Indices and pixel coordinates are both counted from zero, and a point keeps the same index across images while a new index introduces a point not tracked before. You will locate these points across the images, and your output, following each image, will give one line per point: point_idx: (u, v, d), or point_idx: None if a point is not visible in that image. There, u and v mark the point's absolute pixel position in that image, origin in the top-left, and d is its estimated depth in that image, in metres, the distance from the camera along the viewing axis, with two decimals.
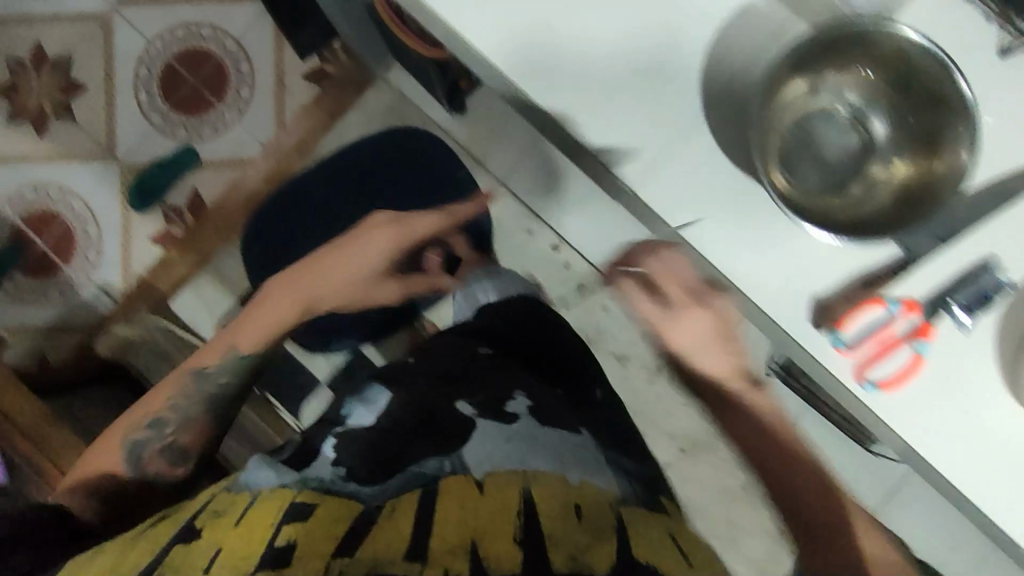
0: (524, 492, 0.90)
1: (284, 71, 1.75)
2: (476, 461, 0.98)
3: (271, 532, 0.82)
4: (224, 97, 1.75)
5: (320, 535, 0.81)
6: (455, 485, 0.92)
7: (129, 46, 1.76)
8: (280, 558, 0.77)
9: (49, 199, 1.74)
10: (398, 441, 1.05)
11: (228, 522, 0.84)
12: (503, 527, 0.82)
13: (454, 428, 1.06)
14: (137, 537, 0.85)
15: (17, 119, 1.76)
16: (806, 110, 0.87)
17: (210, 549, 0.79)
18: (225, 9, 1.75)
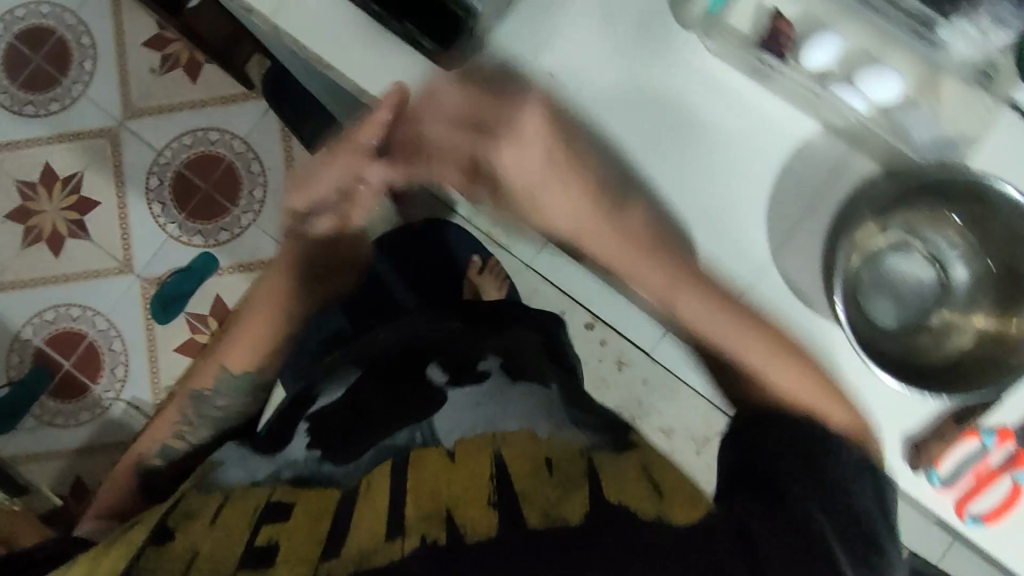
0: (504, 469, 0.73)
1: (295, 163, 1.75)
2: (447, 431, 0.86)
3: (250, 536, 0.71)
4: (238, 200, 1.75)
5: (306, 535, 0.69)
6: (424, 476, 0.75)
7: (138, 158, 1.76)
8: (267, 556, 0.67)
9: (71, 318, 1.73)
10: (370, 415, 0.93)
11: (210, 528, 0.75)
12: (484, 490, 0.69)
13: (418, 394, 0.94)
14: (103, 555, 0.73)
15: (32, 241, 1.76)
16: (881, 247, 0.83)
17: (192, 553, 0.70)
18: (232, 112, 1.76)
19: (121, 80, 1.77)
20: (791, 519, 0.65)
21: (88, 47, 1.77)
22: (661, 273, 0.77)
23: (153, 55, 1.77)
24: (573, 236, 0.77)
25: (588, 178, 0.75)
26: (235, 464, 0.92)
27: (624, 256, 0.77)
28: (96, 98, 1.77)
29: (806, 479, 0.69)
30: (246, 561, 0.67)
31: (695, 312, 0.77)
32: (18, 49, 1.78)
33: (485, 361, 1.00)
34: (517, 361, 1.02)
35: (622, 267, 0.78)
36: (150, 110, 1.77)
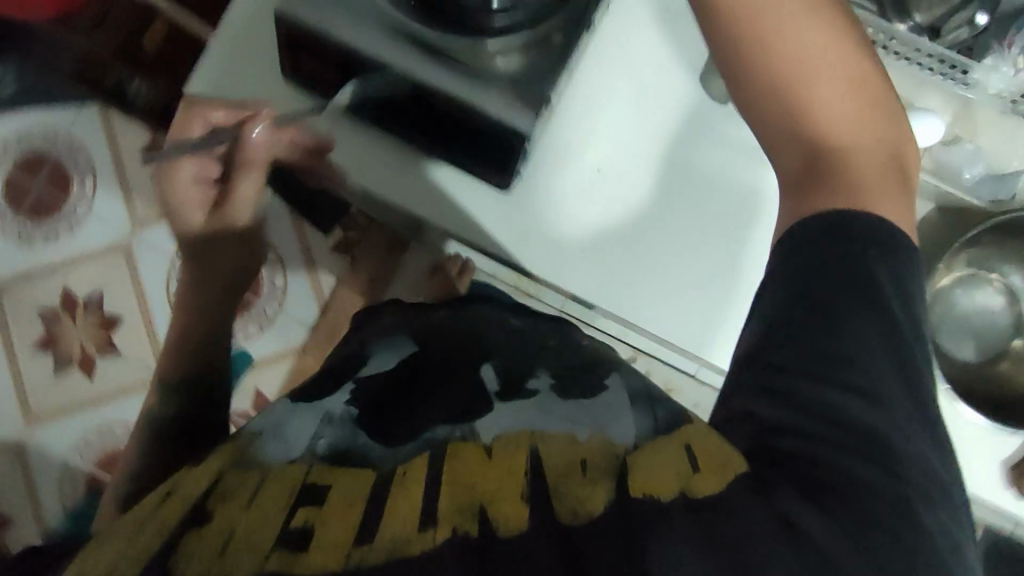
0: (532, 458, 0.58)
1: (311, 248, 1.74)
2: (491, 429, 0.67)
3: (289, 516, 0.56)
4: (260, 289, 1.73)
5: (339, 527, 0.54)
6: (452, 464, 0.59)
7: (155, 267, 1.75)
8: (304, 542, 0.53)
9: (114, 437, 1.73)
10: (416, 403, 0.76)
11: (241, 504, 0.58)
12: (509, 488, 0.54)
13: (461, 401, 0.74)
14: (122, 534, 0.57)
15: (63, 365, 1.76)
16: (964, 283, 1.01)
17: (225, 531, 0.55)
18: None
19: (123, 196, 1.76)
20: (820, 393, 0.53)
21: (83, 167, 1.76)
22: (855, 160, 0.62)
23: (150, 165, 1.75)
24: (822, 131, 0.63)
25: (865, 42, 0.66)
26: (269, 428, 0.74)
27: (835, 124, 0.63)
28: (100, 215, 1.76)
29: (845, 293, 0.56)
30: (286, 543, 0.53)
31: (898, 186, 0.62)
32: (15, 183, 1.77)
33: (535, 377, 0.77)
34: (569, 377, 0.76)
35: (839, 147, 0.62)
36: (154, 217, 1.75)
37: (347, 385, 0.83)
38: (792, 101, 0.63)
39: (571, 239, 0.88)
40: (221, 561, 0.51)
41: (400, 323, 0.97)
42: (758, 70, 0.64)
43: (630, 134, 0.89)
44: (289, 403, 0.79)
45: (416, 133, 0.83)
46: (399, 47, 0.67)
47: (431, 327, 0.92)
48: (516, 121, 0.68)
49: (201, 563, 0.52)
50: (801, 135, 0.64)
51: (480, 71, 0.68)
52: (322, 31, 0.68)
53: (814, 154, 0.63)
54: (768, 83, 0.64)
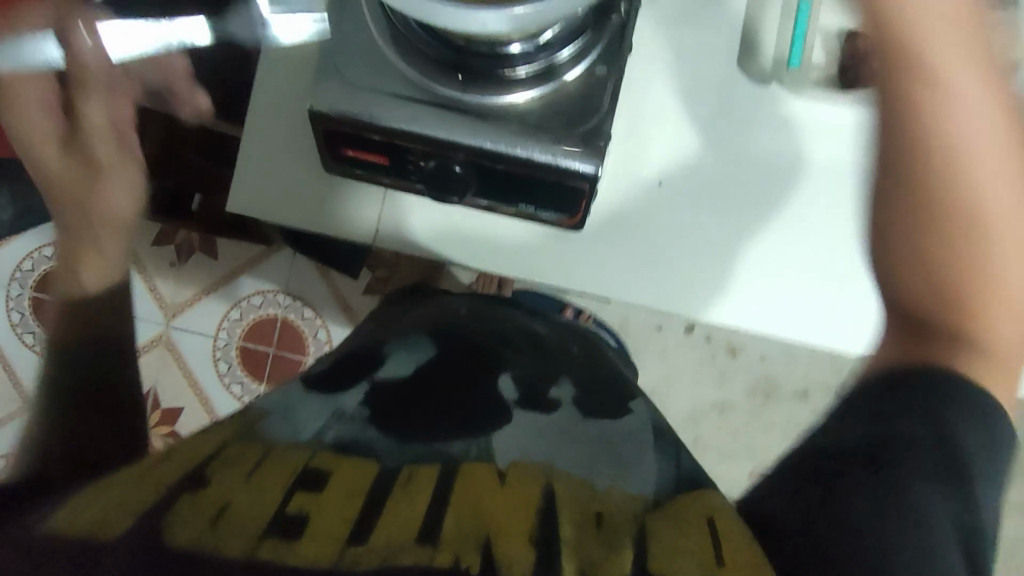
0: (549, 492, 0.49)
1: (343, 293, 1.48)
2: (509, 446, 0.57)
3: (283, 499, 0.47)
4: (308, 349, 1.47)
5: (331, 532, 0.44)
6: (467, 485, 0.49)
7: (192, 350, 1.46)
8: (296, 534, 0.44)
9: None
10: (429, 404, 0.66)
11: (240, 479, 0.49)
12: (523, 525, 0.44)
13: (485, 404, 0.65)
14: (106, 483, 0.48)
15: None
16: None
17: (215, 506, 0.45)
18: (261, 270, 1.48)
19: (150, 288, 1.47)
20: (854, 511, 0.45)
21: None
22: (982, 275, 0.49)
23: (167, 249, 1.48)
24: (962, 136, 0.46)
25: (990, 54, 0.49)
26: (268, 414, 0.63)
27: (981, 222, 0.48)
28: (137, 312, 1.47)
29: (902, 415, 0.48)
30: (275, 534, 0.43)
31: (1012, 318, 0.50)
32: None
33: (553, 388, 0.72)
34: (588, 394, 0.73)
35: (975, 258, 0.49)
36: (190, 301, 1.47)
37: (362, 385, 0.70)
38: (919, 176, 0.47)
39: (651, 261, 0.70)
40: (210, 534, 0.42)
41: (421, 321, 0.87)
42: (926, 115, 0.46)
43: (694, 121, 0.70)
44: (300, 394, 0.69)
45: (405, 176, 0.66)
46: (439, 115, 0.61)
47: (455, 325, 0.83)
48: (578, 167, 0.60)
49: (187, 530, 0.42)
50: (945, 214, 0.48)
51: (524, 124, 0.60)
52: (357, 118, 0.61)
53: (942, 239, 0.49)
54: (928, 140, 0.47)
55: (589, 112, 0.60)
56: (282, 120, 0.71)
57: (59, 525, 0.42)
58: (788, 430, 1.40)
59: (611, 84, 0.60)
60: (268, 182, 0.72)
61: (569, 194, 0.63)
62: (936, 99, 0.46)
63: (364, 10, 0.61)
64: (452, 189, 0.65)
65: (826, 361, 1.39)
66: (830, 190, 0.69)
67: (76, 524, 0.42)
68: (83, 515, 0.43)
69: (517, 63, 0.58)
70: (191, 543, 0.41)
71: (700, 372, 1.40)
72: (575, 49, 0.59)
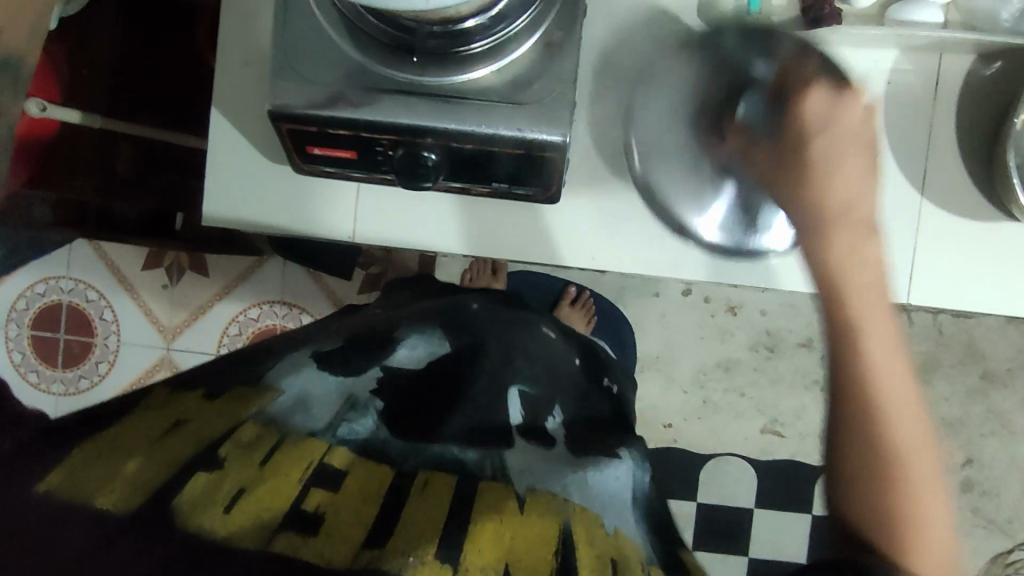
0: (565, 526, 0.66)
1: (338, 295, 1.46)
2: (520, 469, 0.74)
3: (298, 496, 0.63)
4: None
5: (358, 505, 0.65)
6: (493, 508, 0.66)
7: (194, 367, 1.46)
8: (314, 528, 0.60)
9: None
10: (447, 398, 0.84)
11: (257, 464, 0.65)
12: (540, 556, 0.62)
13: (482, 429, 0.79)
14: (151, 446, 0.63)
15: None
16: None
17: (233, 490, 0.61)
18: (254, 282, 1.46)
19: (145, 313, 1.46)
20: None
21: (100, 298, 1.46)
22: (896, 439, 0.54)
23: (158, 272, 1.47)
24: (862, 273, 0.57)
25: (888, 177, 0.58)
26: (300, 392, 0.76)
27: (885, 378, 0.54)
28: (136, 338, 1.46)
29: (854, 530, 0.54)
30: (289, 529, 0.59)
31: (927, 512, 0.55)
32: (39, 335, 1.46)
33: (551, 415, 0.86)
34: (577, 420, 0.88)
35: (892, 426, 0.54)
36: (186, 321, 1.46)
37: (376, 370, 0.83)
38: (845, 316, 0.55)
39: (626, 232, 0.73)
40: (227, 520, 0.58)
41: (433, 311, 0.96)
42: (842, 241, 0.55)
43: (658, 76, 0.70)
44: (327, 369, 0.80)
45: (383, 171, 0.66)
46: (401, 101, 0.59)
47: (469, 321, 0.94)
48: (547, 138, 0.59)
49: (208, 514, 0.58)
50: (859, 379, 0.54)
51: (488, 101, 0.59)
52: (317, 114, 0.59)
53: (849, 414, 0.55)
54: (851, 281, 0.54)
55: (548, 82, 0.59)
56: (246, 127, 0.71)
57: (106, 506, 0.56)
58: (793, 381, 1.39)
59: (566, 51, 0.60)
60: (242, 192, 0.72)
61: (541, 166, 0.63)
62: (841, 245, 0.55)
63: (312, 5, 0.60)
64: (424, 176, 0.62)
65: None
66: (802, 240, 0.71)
67: (120, 504, 0.56)
68: (127, 492, 0.58)
69: (473, 39, 0.57)
70: (207, 527, 0.56)
71: (703, 335, 1.39)
72: (529, 18, 0.59)
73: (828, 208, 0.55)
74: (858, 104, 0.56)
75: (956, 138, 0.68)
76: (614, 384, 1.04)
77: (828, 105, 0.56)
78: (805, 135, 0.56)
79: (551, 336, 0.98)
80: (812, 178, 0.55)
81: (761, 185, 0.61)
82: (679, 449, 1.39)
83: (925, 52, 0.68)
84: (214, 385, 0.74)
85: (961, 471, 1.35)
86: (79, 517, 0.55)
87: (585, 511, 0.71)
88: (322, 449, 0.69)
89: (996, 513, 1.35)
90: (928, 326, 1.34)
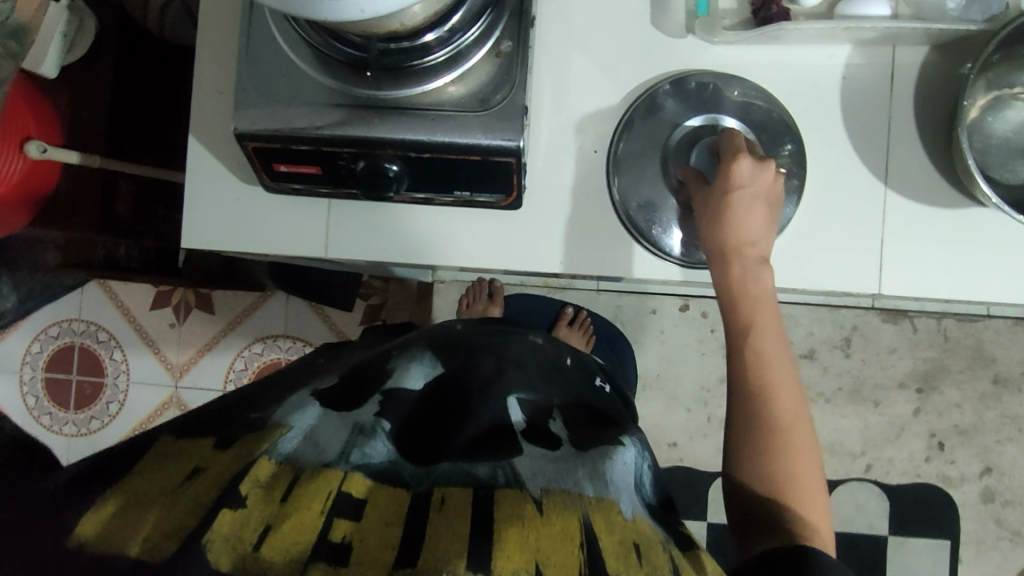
0: (584, 519, 0.48)
1: (340, 326, 1.41)
2: (535, 473, 0.52)
3: (322, 527, 0.46)
4: None
5: (386, 529, 0.47)
6: (510, 506, 0.48)
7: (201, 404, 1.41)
8: (343, 558, 0.44)
9: None
10: (439, 409, 0.62)
11: (277, 497, 0.49)
12: (567, 551, 0.45)
13: (487, 438, 0.57)
14: (175, 494, 0.48)
15: None
16: None
17: (260, 528, 0.46)
18: (258, 317, 1.43)
19: (156, 353, 1.43)
20: None
21: (111, 339, 1.43)
22: (780, 414, 0.58)
23: (165, 311, 1.44)
24: (754, 288, 0.62)
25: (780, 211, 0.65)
26: (304, 431, 0.56)
27: (768, 363, 0.60)
28: (145, 379, 1.42)
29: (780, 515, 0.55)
30: (321, 560, 0.44)
31: (811, 491, 0.57)
32: (51, 377, 1.43)
33: (554, 418, 0.63)
34: (584, 421, 0.65)
35: (772, 404, 0.58)
36: (194, 358, 1.42)
37: (376, 396, 0.61)
38: (734, 315, 0.62)
39: (606, 234, 0.72)
40: (258, 560, 0.43)
41: (414, 336, 0.74)
42: (739, 265, 0.62)
43: (615, 82, 0.72)
44: (326, 408, 0.59)
45: (356, 189, 0.68)
46: (360, 116, 0.61)
47: (460, 338, 0.72)
48: (499, 143, 0.61)
49: (235, 554, 0.43)
50: (747, 364, 0.60)
51: (444, 111, 0.61)
52: (281, 133, 0.62)
53: (744, 397, 0.59)
54: (743, 296, 0.61)
55: (503, 91, 0.61)
56: (223, 152, 0.73)
57: (139, 554, 0.43)
58: None
59: (517, 60, 0.62)
60: (222, 213, 0.74)
61: (500, 171, 0.64)
62: (738, 268, 0.62)
63: (276, 35, 0.64)
64: (386, 186, 0.65)
65: (825, 314, 1.31)
66: (793, 241, 0.70)
67: (151, 552, 0.43)
68: (158, 538, 0.44)
69: (430, 52, 0.58)
70: (238, 570, 0.42)
71: (706, 350, 1.34)
72: (479, 30, 0.60)
73: (734, 237, 0.62)
74: (771, 171, 0.63)
75: (917, 128, 0.69)
76: (607, 385, 0.82)
77: (751, 171, 0.63)
78: (726, 188, 0.62)
79: (540, 342, 0.76)
80: (725, 214, 0.62)
81: (697, 194, 0.67)
82: (686, 468, 1.32)
83: (880, 47, 0.69)
84: (227, 429, 0.57)
85: (981, 480, 1.29)
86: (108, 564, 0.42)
87: (602, 501, 0.51)
88: (339, 477, 0.51)
89: (1020, 524, 1.28)
90: (932, 332, 1.30)
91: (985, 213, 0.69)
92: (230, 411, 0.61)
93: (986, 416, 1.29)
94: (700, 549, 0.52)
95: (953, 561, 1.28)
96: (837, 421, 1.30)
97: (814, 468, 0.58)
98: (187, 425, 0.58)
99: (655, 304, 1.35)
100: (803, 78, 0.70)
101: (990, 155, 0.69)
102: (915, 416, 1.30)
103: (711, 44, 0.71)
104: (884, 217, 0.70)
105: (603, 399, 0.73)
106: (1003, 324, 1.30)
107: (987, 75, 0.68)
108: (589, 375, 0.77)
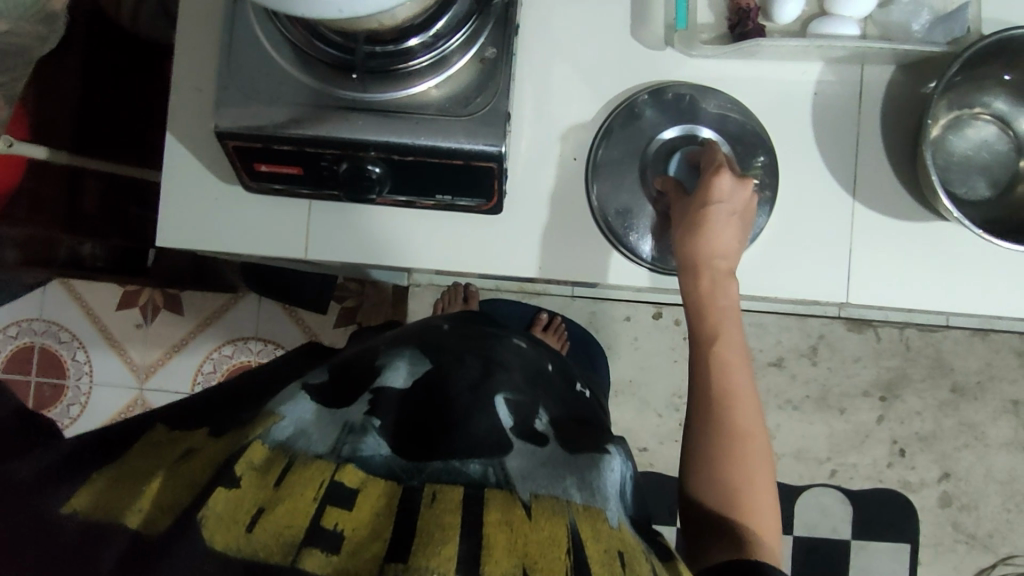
0: (572, 526, 0.48)
1: (312, 327, 1.40)
2: (523, 474, 0.53)
3: (315, 514, 0.46)
4: None
5: (376, 520, 0.47)
6: (499, 511, 0.48)
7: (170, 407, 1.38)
8: (336, 547, 0.45)
9: None
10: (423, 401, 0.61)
11: (271, 481, 0.48)
12: (554, 556, 0.46)
13: (472, 435, 0.56)
14: (170, 470, 0.48)
15: None
16: None
17: (254, 509, 0.46)
18: (230, 319, 1.40)
19: (120, 353, 1.39)
20: None
21: (73, 338, 1.39)
22: (736, 422, 0.60)
23: (132, 311, 1.41)
24: (720, 298, 0.63)
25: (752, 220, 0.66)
26: (297, 422, 0.55)
27: (730, 371, 0.61)
28: (109, 379, 1.39)
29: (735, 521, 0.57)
30: (316, 547, 0.44)
31: (764, 495, 0.58)
32: (9, 377, 1.38)
33: (539, 415, 0.63)
34: (568, 423, 0.65)
35: (729, 412, 0.60)
36: (161, 359, 1.39)
37: (364, 395, 0.60)
38: (701, 329, 0.63)
39: (584, 240, 0.73)
40: (254, 542, 0.44)
41: (400, 333, 0.74)
42: (708, 277, 0.63)
43: (595, 89, 0.73)
44: (316, 406, 0.58)
45: (338, 190, 0.67)
46: (341, 117, 0.62)
47: (443, 335, 0.72)
48: (482, 149, 0.61)
49: (232, 534, 0.44)
50: (710, 371, 0.62)
51: (427, 114, 0.61)
52: (262, 132, 0.62)
53: (705, 405, 0.61)
54: (713, 305, 0.63)
55: (485, 95, 0.62)
56: (202, 151, 0.73)
57: (137, 525, 0.43)
58: (768, 400, 1.33)
59: (501, 66, 0.63)
60: (200, 214, 0.73)
61: (481, 176, 0.65)
62: (707, 279, 0.63)
63: (259, 36, 0.64)
64: (368, 188, 0.64)
65: (793, 323, 1.35)
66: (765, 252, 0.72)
67: (149, 524, 0.44)
68: (155, 511, 0.45)
69: (414, 56, 0.59)
70: (233, 550, 0.43)
71: (676, 357, 1.36)
72: (463, 37, 0.61)
73: (706, 248, 0.63)
74: (748, 188, 0.64)
75: (884, 143, 0.72)
76: (585, 390, 0.83)
77: (731, 184, 0.64)
78: (704, 202, 0.64)
79: (523, 345, 0.76)
80: (701, 225, 0.63)
81: (677, 197, 0.68)
82: (656, 473, 1.34)
83: (850, 65, 0.72)
84: (221, 422, 0.56)
85: (939, 485, 1.33)
86: (103, 543, 0.42)
87: (589, 508, 0.51)
88: (331, 468, 0.50)
89: (975, 528, 1.33)
90: (895, 341, 1.34)
91: (946, 226, 0.72)
92: (221, 405, 0.61)
93: (944, 422, 1.34)
94: (679, 559, 0.52)
95: (912, 563, 1.32)
96: (803, 427, 1.33)
97: (766, 477, 0.59)
98: (179, 415, 0.58)
99: (629, 312, 1.37)
100: (776, 93, 0.72)
101: (952, 171, 0.73)
102: (878, 423, 1.34)
103: (689, 56, 0.72)
104: (852, 227, 0.72)
105: (581, 403, 0.74)
106: (960, 335, 1.34)
107: (950, 96, 0.71)
108: (569, 380, 0.79)
